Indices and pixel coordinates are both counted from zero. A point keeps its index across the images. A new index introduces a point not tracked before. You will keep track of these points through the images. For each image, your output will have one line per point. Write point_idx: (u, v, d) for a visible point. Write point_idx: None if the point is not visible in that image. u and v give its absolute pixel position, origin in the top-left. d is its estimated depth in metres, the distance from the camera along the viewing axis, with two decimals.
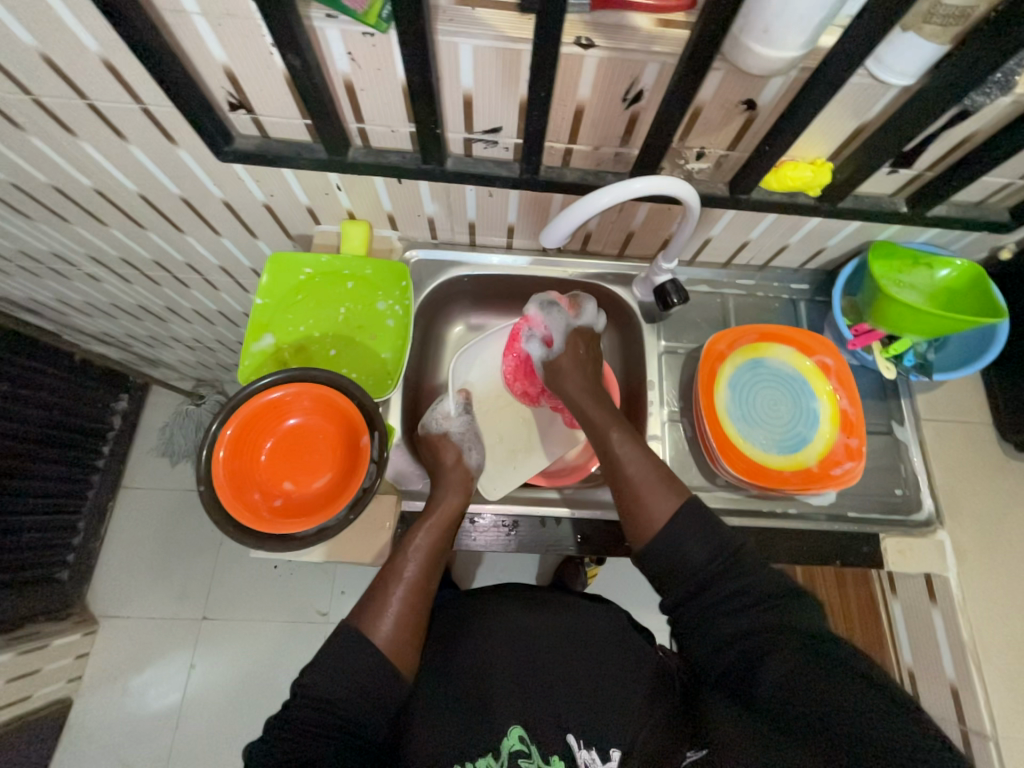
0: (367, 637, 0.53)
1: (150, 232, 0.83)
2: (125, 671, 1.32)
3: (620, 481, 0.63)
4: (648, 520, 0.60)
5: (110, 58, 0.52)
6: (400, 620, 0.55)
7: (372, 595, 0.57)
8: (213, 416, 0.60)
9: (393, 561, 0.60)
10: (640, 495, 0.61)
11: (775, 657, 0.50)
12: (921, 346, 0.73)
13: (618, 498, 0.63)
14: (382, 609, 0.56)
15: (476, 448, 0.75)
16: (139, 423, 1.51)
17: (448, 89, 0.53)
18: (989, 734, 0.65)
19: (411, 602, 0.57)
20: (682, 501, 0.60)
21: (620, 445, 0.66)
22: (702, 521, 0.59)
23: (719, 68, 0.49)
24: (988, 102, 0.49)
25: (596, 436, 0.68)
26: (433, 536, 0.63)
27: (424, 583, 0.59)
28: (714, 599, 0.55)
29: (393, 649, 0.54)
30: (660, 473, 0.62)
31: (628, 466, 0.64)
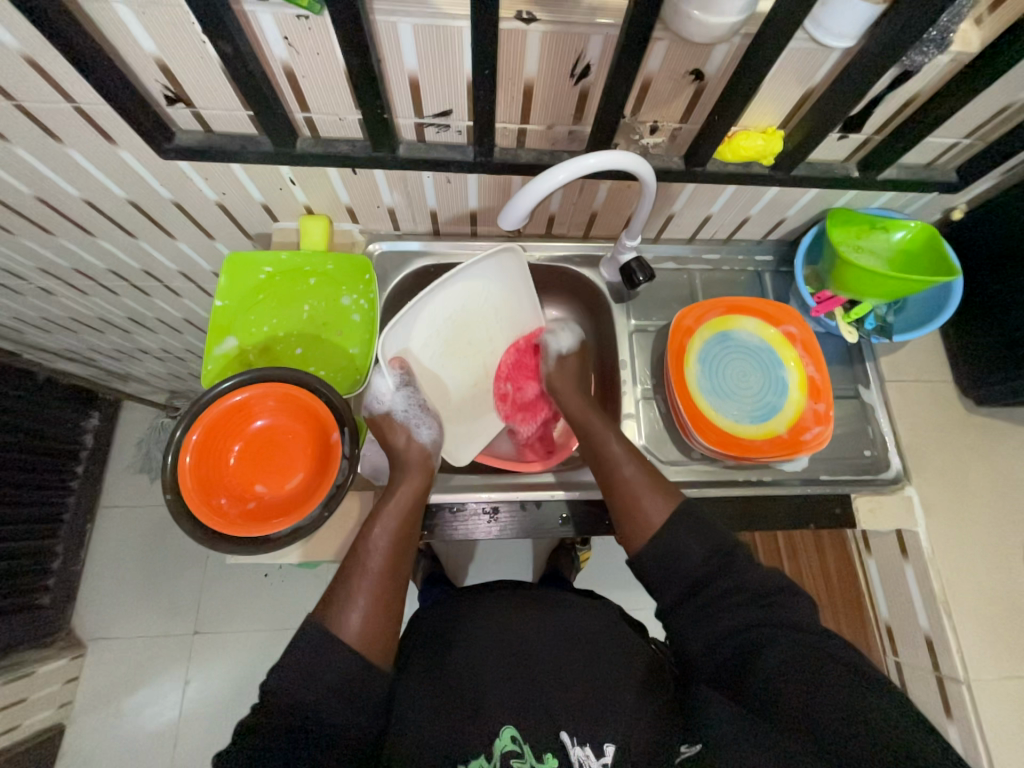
0: (335, 633, 0.53)
1: (101, 240, 0.80)
2: (117, 692, 1.30)
3: (617, 484, 0.64)
4: (645, 520, 0.60)
5: (32, 55, 0.50)
6: (368, 612, 0.55)
7: (338, 592, 0.56)
8: (177, 422, 0.58)
9: (355, 555, 0.59)
10: (638, 496, 0.62)
11: (770, 649, 0.51)
12: (882, 309, 0.74)
13: (615, 500, 0.63)
14: (348, 603, 0.55)
15: (425, 420, 0.71)
16: (113, 440, 1.47)
17: (392, 72, 0.52)
18: (962, 677, 0.68)
19: (378, 593, 0.57)
20: (676, 502, 0.61)
21: (617, 449, 0.66)
22: (696, 525, 0.59)
23: (663, 37, 0.48)
24: (927, 61, 0.50)
25: (593, 440, 0.68)
26: (396, 523, 0.62)
27: (391, 574, 0.59)
28: (710, 596, 0.55)
29: (364, 643, 0.53)
30: (656, 475, 0.64)
31: (624, 467, 0.65)
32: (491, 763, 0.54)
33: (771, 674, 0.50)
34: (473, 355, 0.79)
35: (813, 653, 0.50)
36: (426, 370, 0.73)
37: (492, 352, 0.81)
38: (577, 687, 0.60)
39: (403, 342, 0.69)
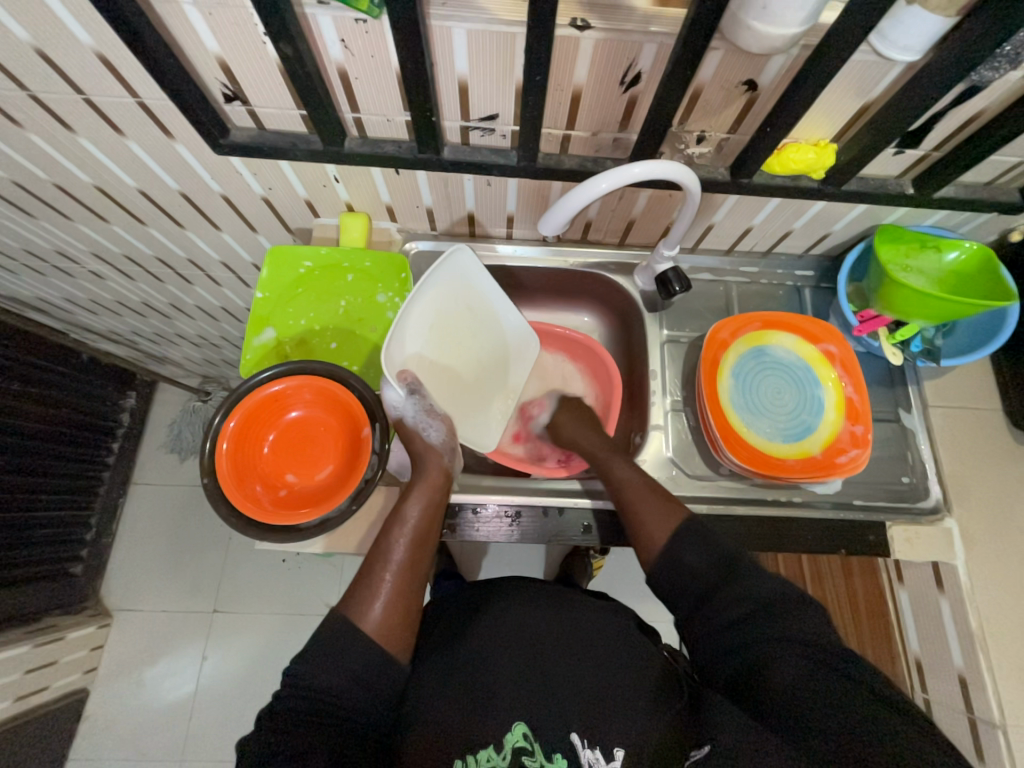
0: (358, 621, 0.54)
1: (151, 228, 0.83)
2: (139, 662, 1.35)
3: (624, 505, 0.65)
4: (652, 534, 0.61)
5: (104, 52, 0.52)
6: (390, 603, 0.56)
7: (362, 579, 0.58)
8: (216, 409, 0.60)
9: (381, 543, 0.61)
10: (636, 507, 0.64)
11: (806, 689, 0.48)
12: (929, 331, 0.71)
13: (624, 518, 0.65)
14: (372, 593, 0.56)
15: (433, 423, 0.67)
16: (147, 420, 1.52)
17: (442, 76, 0.53)
18: (997, 722, 0.64)
19: (401, 584, 0.58)
20: (682, 521, 0.61)
21: (618, 472, 0.68)
22: (717, 563, 0.58)
23: (718, 47, 0.48)
24: (998, 76, 0.48)
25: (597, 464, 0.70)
26: (421, 512, 0.63)
27: (414, 564, 0.60)
28: (751, 636, 0.52)
29: (383, 634, 0.54)
30: (661, 493, 0.64)
31: (623, 480, 0.67)
32: (502, 755, 0.55)
33: (806, 715, 0.47)
34: (471, 347, 0.72)
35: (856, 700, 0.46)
36: (434, 373, 0.68)
37: (486, 339, 0.74)
38: (590, 691, 0.59)
39: (402, 351, 0.63)
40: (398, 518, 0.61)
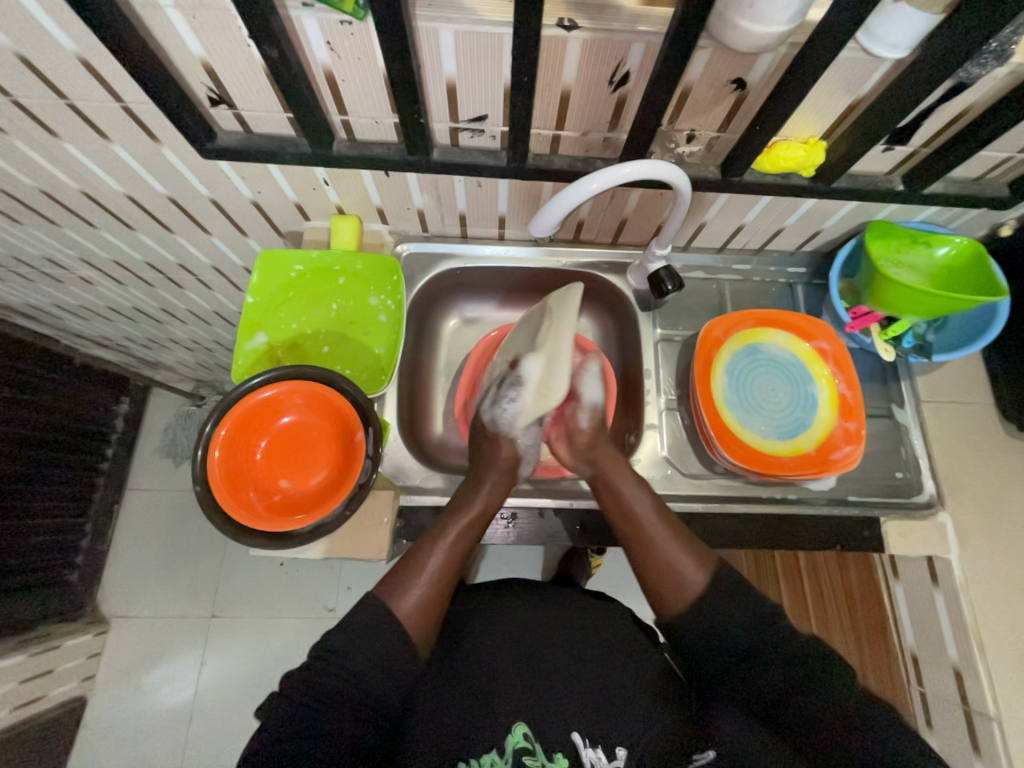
0: (393, 604, 0.56)
1: (140, 233, 0.82)
2: (137, 669, 1.34)
3: (652, 555, 0.60)
4: (681, 585, 0.58)
5: (87, 56, 0.51)
6: (425, 595, 0.57)
7: (403, 565, 0.59)
8: (206, 417, 0.59)
9: (429, 535, 0.61)
10: (674, 567, 0.59)
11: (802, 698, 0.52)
12: (921, 327, 0.72)
13: (651, 564, 0.60)
14: (412, 579, 0.58)
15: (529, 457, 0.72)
16: (142, 426, 1.51)
17: (430, 77, 0.52)
18: (991, 714, 0.65)
19: (438, 582, 0.58)
20: (717, 575, 0.59)
21: (649, 515, 0.62)
22: (736, 586, 0.58)
23: (706, 46, 0.48)
24: (985, 73, 0.48)
25: (623, 510, 0.63)
26: (476, 517, 0.63)
27: (453, 566, 0.60)
28: (731, 624, 0.56)
29: (414, 622, 0.56)
30: (696, 546, 0.61)
31: (660, 540, 0.60)
32: (503, 758, 0.54)
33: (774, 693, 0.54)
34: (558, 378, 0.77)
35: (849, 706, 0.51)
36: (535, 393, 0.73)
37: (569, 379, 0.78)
38: (590, 688, 0.60)
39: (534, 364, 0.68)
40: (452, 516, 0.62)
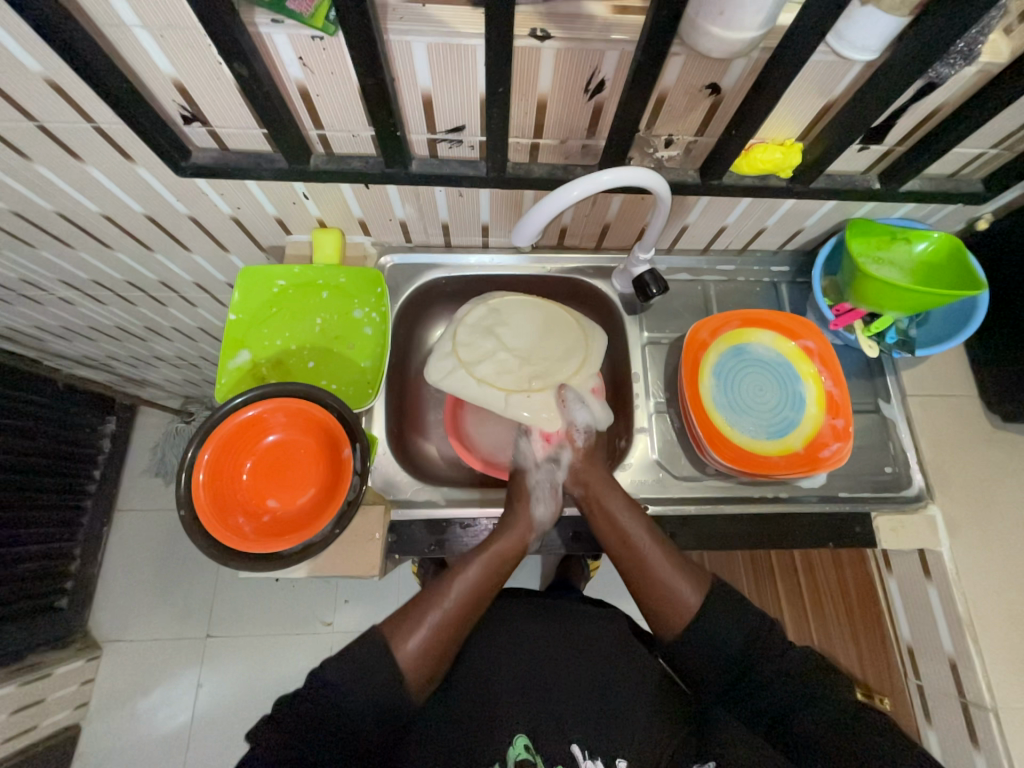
0: (393, 648, 0.54)
1: (119, 253, 0.81)
2: (131, 694, 1.31)
3: (648, 580, 0.59)
4: (682, 609, 0.57)
5: (54, 78, 0.51)
6: (424, 644, 0.55)
7: (409, 612, 0.57)
8: (189, 440, 0.58)
9: (437, 584, 0.59)
10: (685, 605, 0.57)
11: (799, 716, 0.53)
12: (903, 322, 0.72)
13: (650, 591, 0.58)
14: (415, 627, 0.56)
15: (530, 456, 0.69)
16: (129, 446, 1.49)
17: (405, 90, 0.52)
18: (988, 705, 0.66)
19: (439, 634, 0.56)
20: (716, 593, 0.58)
21: (645, 541, 0.60)
22: (732, 603, 0.58)
23: (679, 52, 0.48)
24: (954, 72, 0.49)
25: (634, 556, 0.60)
26: (485, 571, 0.60)
27: (457, 620, 0.58)
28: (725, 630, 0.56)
29: (413, 670, 0.54)
30: (693, 567, 0.59)
31: (675, 582, 0.58)
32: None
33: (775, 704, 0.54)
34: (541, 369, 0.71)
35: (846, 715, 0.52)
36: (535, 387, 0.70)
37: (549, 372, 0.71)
38: (589, 697, 0.60)
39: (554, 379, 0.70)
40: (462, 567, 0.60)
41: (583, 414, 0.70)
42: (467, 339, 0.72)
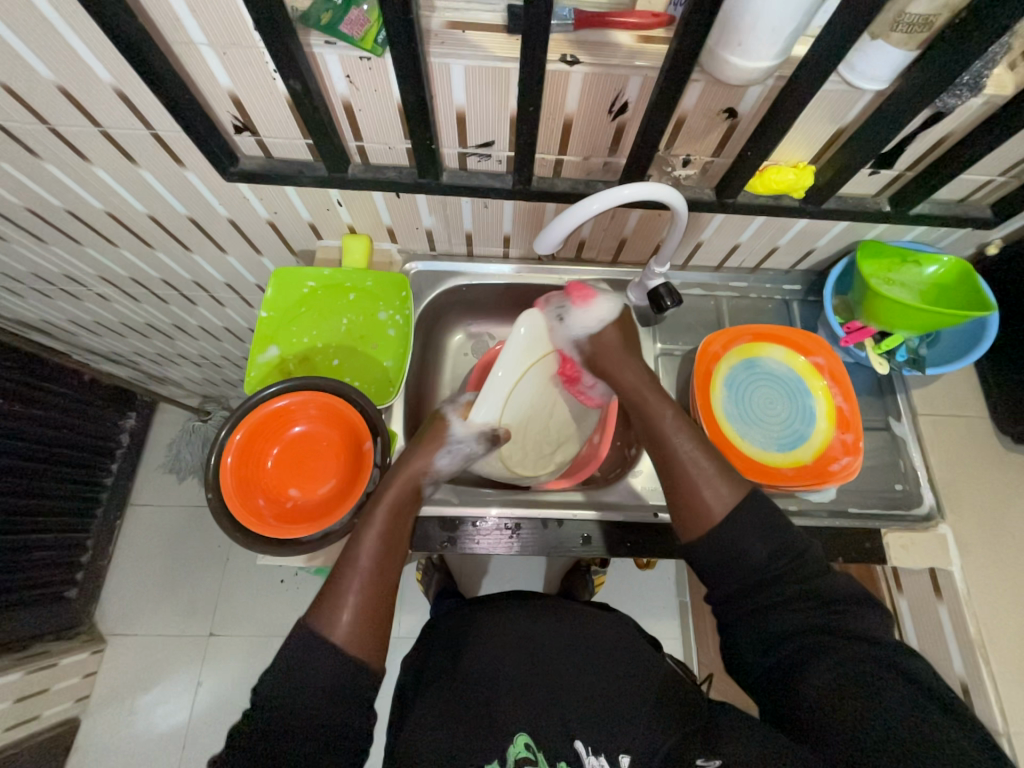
0: (325, 634, 0.53)
1: (159, 252, 0.86)
2: (132, 691, 1.32)
3: (676, 469, 0.61)
4: (701, 509, 0.58)
5: (122, 88, 0.55)
6: (357, 616, 0.54)
7: (330, 587, 0.56)
8: (222, 424, 0.61)
9: (347, 554, 0.58)
10: (699, 487, 0.59)
11: (816, 667, 0.49)
12: (914, 341, 0.74)
13: (676, 487, 0.60)
14: (338, 604, 0.54)
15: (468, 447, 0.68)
16: (147, 441, 1.53)
17: (441, 107, 0.56)
18: (1001, 730, 0.64)
19: (368, 595, 0.56)
20: (743, 496, 0.58)
21: (676, 440, 0.62)
22: (767, 518, 0.57)
23: (699, 79, 0.51)
24: (960, 103, 0.52)
25: (653, 442, 0.64)
26: (390, 520, 0.60)
27: (381, 577, 0.57)
28: (771, 603, 0.53)
29: (351, 642, 0.53)
30: (723, 467, 0.60)
31: (683, 457, 0.61)
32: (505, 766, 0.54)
33: (814, 700, 0.48)
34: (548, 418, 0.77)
35: (868, 669, 0.48)
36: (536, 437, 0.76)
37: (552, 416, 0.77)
38: (592, 694, 0.60)
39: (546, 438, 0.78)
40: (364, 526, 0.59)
41: (580, 328, 0.74)
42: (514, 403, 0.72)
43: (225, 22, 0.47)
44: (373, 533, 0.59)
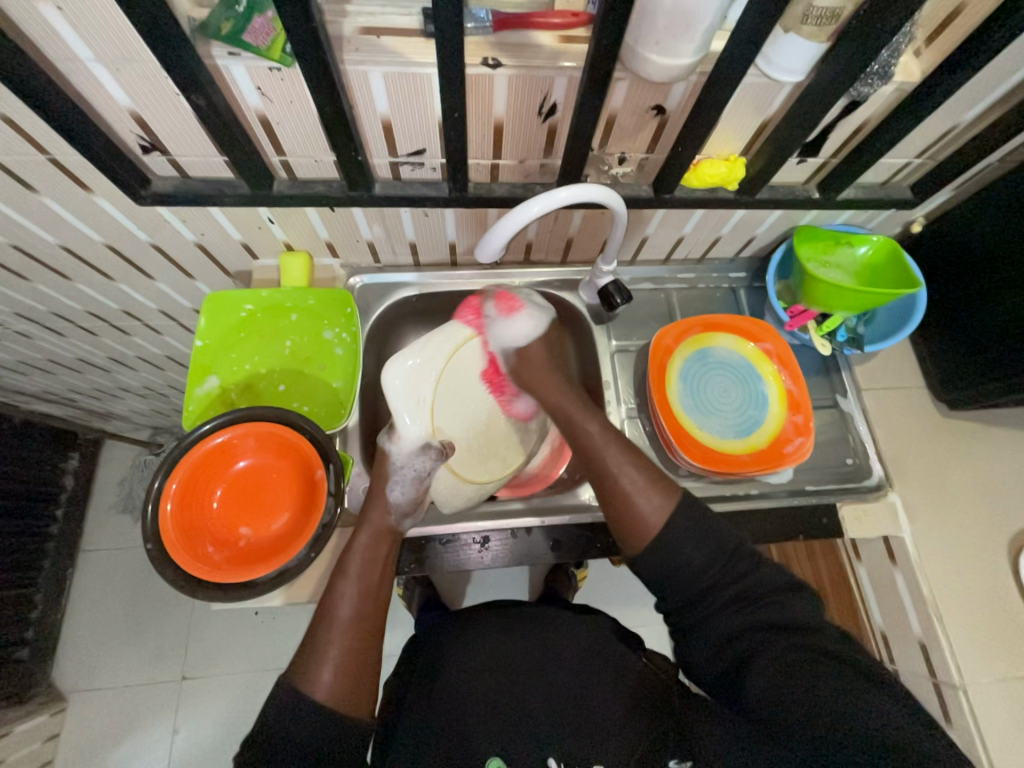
0: (307, 691, 0.50)
1: (78, 283, 0.79)
2: (101, 748, 1.24)
3: (607, 479, 0.60)
4: (643, 515, 0.57)
5: (6, 112, 0.50)
6: (341, 667, 0.52)
7: (309, 645, 0.53)
8: (155, 470, 0.57)
9: (323, 606, 0.56)
10: (630, 497, 0.58)
11: (761, 655, 0.50)
12: (852, 320, 0.77)
13: (617, 500, 0.59)
14: (319, 659, 0.52)
15: (401, 485, 0.66)
16: (94, 483, 1.43)
17: (365, 116, 0.53)
18: (958, 683, 0.67)
19: (351, 643, 0.53)
20: (675, 502, 0.58)
21: (605, 441, 0.63)
22: (695, 530, 0.56)
23: (624, 77, 0.51)
24: (873, 91, 0.53)
25: (580, 446, 0.64)
26: (364, 562, 0.59)
27: (363, 621, 0.55)
28: (713, 605, 0.54)
29: (337, 698, 0.50)
30: (655, 475, 0.59)
31: (612, 461, 0.61)
32: None
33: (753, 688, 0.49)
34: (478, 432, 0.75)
35: (806, 656, 0.49)
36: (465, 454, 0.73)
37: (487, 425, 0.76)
38: (567, 703, 0.60)
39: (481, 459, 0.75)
40: (341, 572, 0.58)
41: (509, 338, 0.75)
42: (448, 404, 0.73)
43: (113, 36, 0.43)
44: (349, 578, 0.58)
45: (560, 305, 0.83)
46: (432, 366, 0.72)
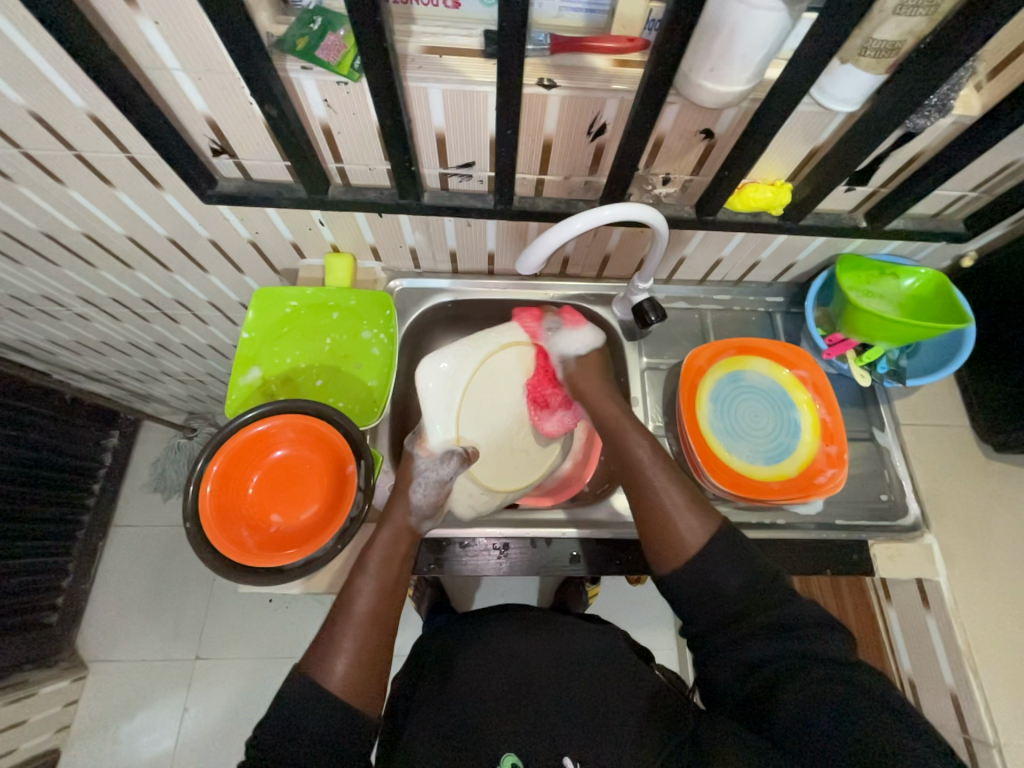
0: (321, 680, 0.51)
1: (138, 272, 0.84)
2: (115, 718, 1.28)
3: (644, 491, 0.61)
4: (679, 535, 0.57)
5: (96, 113, 0.55)
6: (355, 662, 0.53)
7: (325, 635, 0.55)
8: (199, 452, 0.60)
9: (341, 599, 0.57)
10: (669, 513, 0.58)
11: (788, 691, 0.49)
12: (894, 353, 0.75)
13: (652, 514, 0.59)
14: (334, 650, 0.53)
15: (424, 486, 0.66)
16: (130, 461, 1.50)
17: (420, 129, 0.56)
18: (991, 741, 0.64)
19: (365, 638, 0.54)
20: (715, 531, 0.57)
21: (649, 457, 0.63)
22: (728, 551, 0.56)
23: (675, 101, 0.52)
24: (929, 123, 0.53)
25: (619, 446, 0.66)
26: (383, 561, 0.60)
27: (377, 618, 0.56)
28: (745, 634, 0.52)
29: (348, 691, 0.51)
30: (698, 499, 0.59)
31: (653, 474, 0.61)
32: None
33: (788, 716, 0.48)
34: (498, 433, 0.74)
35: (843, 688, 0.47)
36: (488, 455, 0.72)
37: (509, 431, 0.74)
38: (582, 710, 0.60)
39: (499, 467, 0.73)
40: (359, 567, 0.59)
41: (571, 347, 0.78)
42: (478, 407, 0.72)
43: (200, 50, 0.47)
44: (368, 574, 0.58)
45: (591, 318, 0.84)
46: (465, 366, 0.70)
